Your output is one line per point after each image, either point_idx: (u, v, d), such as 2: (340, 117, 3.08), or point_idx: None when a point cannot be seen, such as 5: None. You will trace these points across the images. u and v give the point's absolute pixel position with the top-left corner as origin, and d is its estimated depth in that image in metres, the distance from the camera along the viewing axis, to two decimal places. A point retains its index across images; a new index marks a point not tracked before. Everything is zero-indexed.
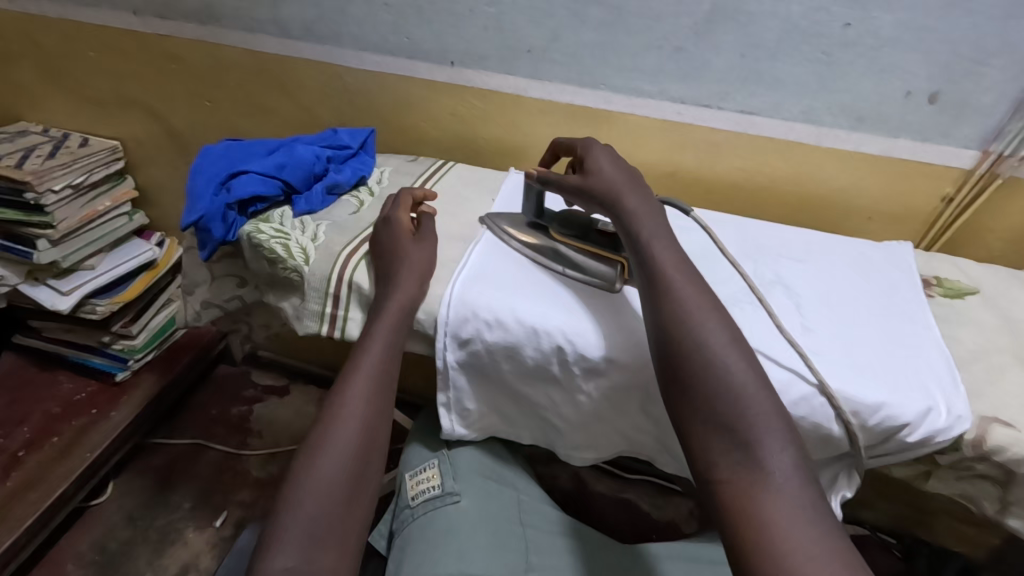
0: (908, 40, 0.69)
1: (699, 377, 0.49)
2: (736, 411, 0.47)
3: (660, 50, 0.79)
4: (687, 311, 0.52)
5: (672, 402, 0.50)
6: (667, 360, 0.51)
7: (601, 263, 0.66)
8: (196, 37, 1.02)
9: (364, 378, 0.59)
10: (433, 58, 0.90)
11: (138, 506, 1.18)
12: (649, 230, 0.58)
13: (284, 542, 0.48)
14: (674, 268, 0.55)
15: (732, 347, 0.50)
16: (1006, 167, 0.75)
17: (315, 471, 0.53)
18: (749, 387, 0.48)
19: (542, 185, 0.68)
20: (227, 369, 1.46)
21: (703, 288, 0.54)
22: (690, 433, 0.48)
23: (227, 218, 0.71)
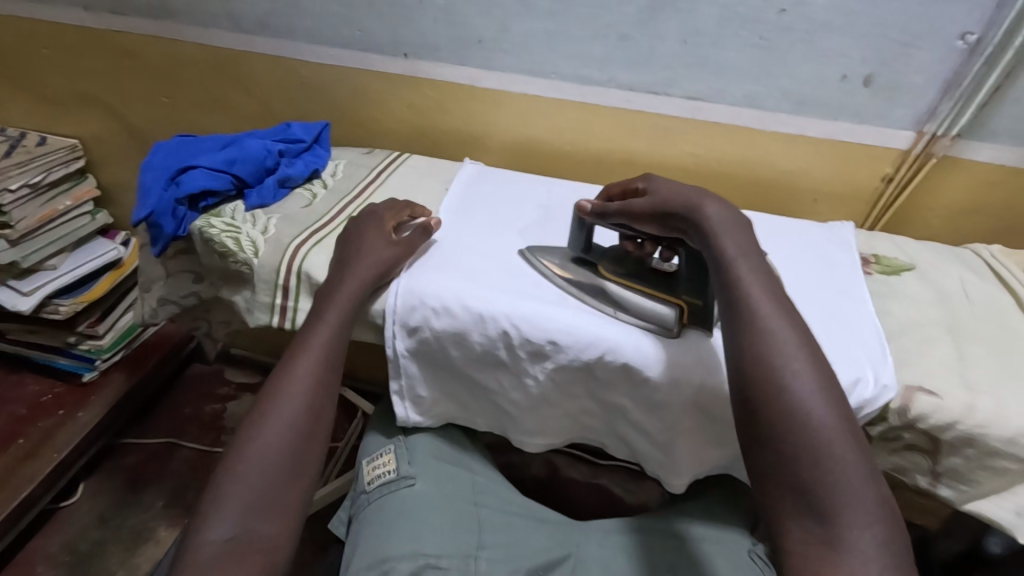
0: (841, 24, 0.71)
1: (778, 424, 0.46)
2: (814, 471, 0.44)
3: (606, 38, 0.80)
4: (773, 352, 0.49)
5: (746, 445, 0.48)
6: (744, 397, 0.49)
7: (657, 305, 0.62)
8: (150, 33, 1.02)
9: (310, 357, 0.60)
10: (387, 50, 0.91)
11: (109, 507, 1.18)
12: (736, 247, 0.55)
13: (222, 511, 0.50)
14: (761, 300, 0.52)
15: (822, 394, 0.47)
16: (939, 147, 0.77)
17: (257, 444, 0.54)
18: (836, 441, 0.45)
19: (601, 217, 0.65)
20: (200, 367, 1.46)
21: (795, 324, 0.51)
22: (762, 482, 0.47)
23: (177, 213, 0.71)
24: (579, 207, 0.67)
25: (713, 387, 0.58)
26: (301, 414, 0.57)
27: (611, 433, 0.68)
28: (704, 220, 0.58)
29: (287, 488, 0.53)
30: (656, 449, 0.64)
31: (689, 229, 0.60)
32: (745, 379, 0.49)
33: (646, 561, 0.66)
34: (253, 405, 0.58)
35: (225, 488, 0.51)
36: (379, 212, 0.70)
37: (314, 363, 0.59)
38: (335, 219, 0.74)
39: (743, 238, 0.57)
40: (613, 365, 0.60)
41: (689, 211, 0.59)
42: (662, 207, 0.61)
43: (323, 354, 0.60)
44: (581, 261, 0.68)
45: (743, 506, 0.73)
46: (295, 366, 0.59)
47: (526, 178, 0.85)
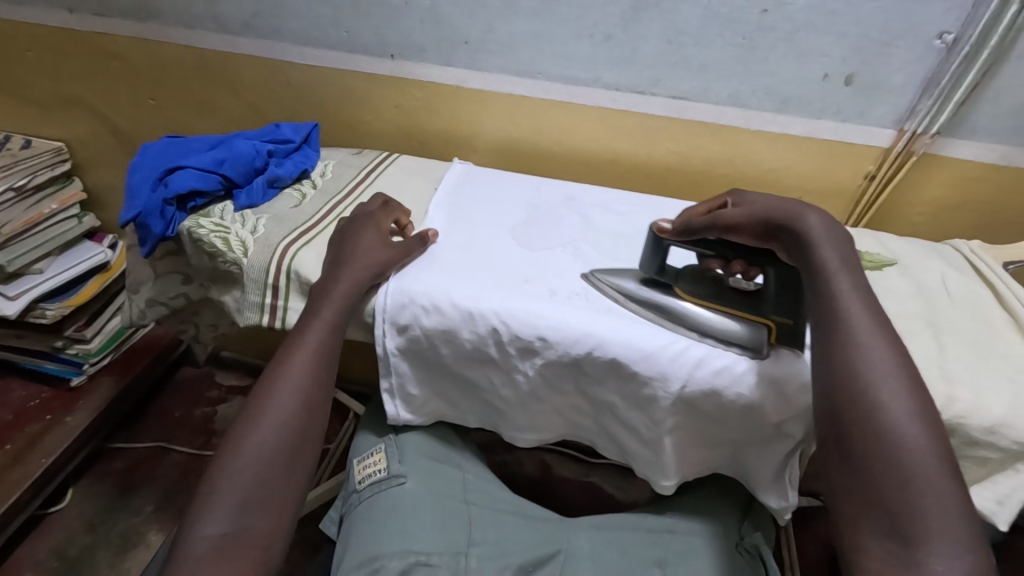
0: (821, 24, 0.72)
1: (866, 439, 0.45)
2: (901, 491, 0.43)
3: (591, 38, 0.81)
4: (867, 368, 0.48)
5: (828, 460, 0.48)
6: (830, 409, 0.48)
7: (744, 326, 0.61)
8: (135, 35, 1.02)
9: (305, 354, 0.60)
10: (374, 51, 0.91)
11: (98, 511, 1.17)
12: (837, 260, 0.54)
13: (214, 507, 0.50)
14: (859, 317, 0.51)
15: (918, 416, 0.45)
16: (920, 144, 0.79)
17: (250, 441, 0.54)
18: (928, 463, 0.43)
19: (687, 232, 0.65)
20: (190, 371, 1.45)
21: (893, 343, 0.50)
22: (840, 497, 0.46)
23: (166, 214, 0.71)
24: (660, 227, 0.66)
25: (699, 381, 0.59)
26: (295, 411, 0.57)
27: (600, 429, 0.68)
28: (804, 233, 0.57)
29: (281, 484, 0.53)
30: (645, 445, 0.65)
31: (785, 241, 0.59)
32: (833, 393, 0.48)
33: (636, 555, 0.67)
34: (247, 402, 0.58)
35: (217, 484, 0.51)
36: (375, 211, 0.71)
37: (307, 360, 0.60)
38: (325, 219, 0.74)
39: (846, 252, 0.56)
40: (602, 361, 0.61)
41: (787, 223, 0.58)
42: (756, 221, 0.61)
43: (317, 351, 0.60)
44: (653, 282, 0.66)
45: (731, 500, 0.74)
46: (289, 363, 0.59)
47: (514, 178, 0.85)
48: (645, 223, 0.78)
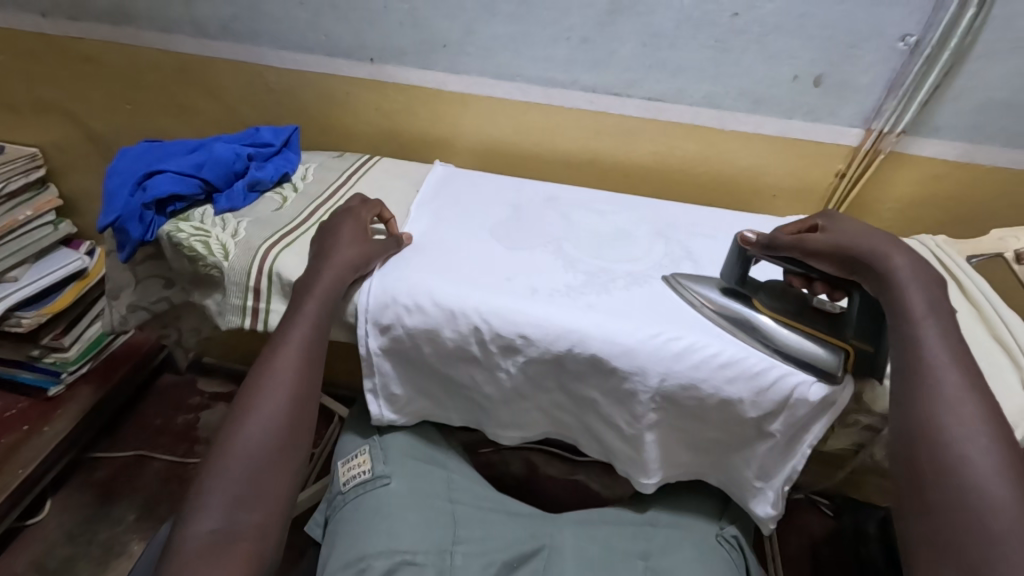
0: (790, 27, 0.75)
1: (945, 494, 0.47)
2: (979, 543, 0.44)
3: (568, 41, 0.82)
4: (949, 419, 0.49)
5: (906, 508, 0.49)
6: (908, 459, 0.50)
7: (821, 347, 0.60)
8: (111, 39, 1.01)
9: (290, 352, 0.60)
10: (354, 55, 0.92)
11: (78, 522, 1.15)
12: (924, 309, 0.55)
13: (209, 504, 0.51)
14: (943, 368, 0.52)
15: (1006, 477, 0.46)
16: (887, 142, 0.81)
17: (240, 438, 0.55)
18: (1012, 522, 0.44)
19: (770, 250, 0.64)
20: (171, 378, 1.43)
21: (980, 398, 0.50)
22: (915, 542, 0.48)
23: (145, 218, 0.71)
24: (744, 237, 0.66)
25: (677, 375, 0.60)
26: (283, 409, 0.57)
27: (583, 427, 0.70)
28: (892, 274, 0.57)
29: (273, 480, 0.54)
30: (626, 441, 0.66)
31: (868, 281, 0.59)
32: (913, 443, 0.50)
33: (619, 548, 0.68)
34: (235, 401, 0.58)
35: (212, 481, 0.52)
36: (355, 208, 0.72)
37: (293, 359, 0.60)
38: (306, 222, 0.74)
39: (933, 299, 0.56)
40: (582, 357, 0.62)
41: (875, 261, 0.58)
42: (843, 251, 0.60)
43: (303, 348, 0.60)
44: (732, 292, 0.66)
45: (709, 494, 0.76)
46: (276, 363, 0.59)
47: (495, 179, 0.86)
48: (624, 222, 0.79)
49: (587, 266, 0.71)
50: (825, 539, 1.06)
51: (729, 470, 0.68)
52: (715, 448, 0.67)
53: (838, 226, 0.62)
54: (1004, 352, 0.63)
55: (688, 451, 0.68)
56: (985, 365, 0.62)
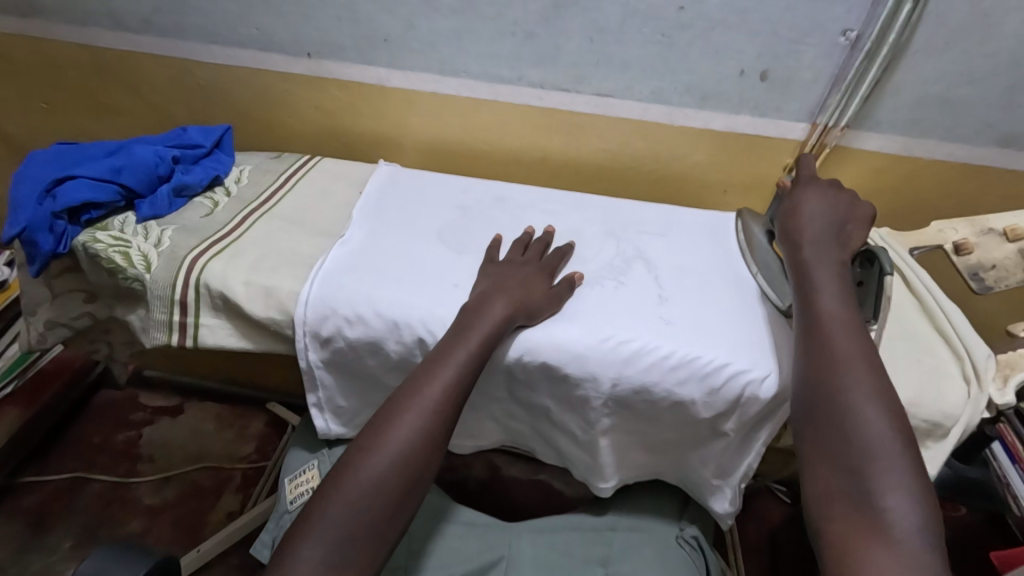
0: (734, 22, 0.74)
1: (837, 420, 0.51)
2: (867, 458, 0.48)
3: (514, 36, 0.80)
4: (839, 359, 0.54)
5: (804, 440, 0.52)
6: (803, 393, 0.54)
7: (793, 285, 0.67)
8: (21, 33, 0.93)
9: (439, 381, 0.54)
10: (290, 49, 0.87)
11: (8, 553, 1.07)
12: (821, 276, 0.60)
13: (322, 531, 0.47)
14: (836, 322, 0.56)
15: (882, 404, 0.51)
16: (831, 137, 0.82)
17: (362, 469, 0.50)
18: (884, 435, 0.49)
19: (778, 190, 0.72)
20: (109, 394, 1.34)
21: (867, 346, 0.55)
22: (810, 461, 0.51)
23: (55, 228, 0.65)
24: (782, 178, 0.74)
25: (629, 379, 0.59)
26: (420, 445, 0.52)
27: (539, 436, 0.68)
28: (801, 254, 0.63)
29: (379, 527, 0.49)
30: (583, 448, 0.65)
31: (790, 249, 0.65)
32: (812, 385, 0.53)
33: (579, 556, 0.67)
34: (375, 414, 0.54)
35: (327, 508, 0.48)
36: (533, 262, 0.67)
37: (439, 394, 0.53)
38: (239, 227, 0.69)
39: (836, 270, 0.60)
40: (533, 365, 0.60)
41: (797, 240, 0.64)
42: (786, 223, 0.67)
43: (454, 380, 0.54)
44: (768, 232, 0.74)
45: (669, 493, 0.75)
46: (421, 394, 0.53)
47: (442, 177, 0.83)
48: (575, 221, 0.77)
49: None
50: (784, 526, 1.08)
51: (686, 469, 0.68)
52: (670, 448, 0.66)
53: (797, 198, 0.68)
54: (946, 344, 0.64)
55: (645, 451, 0.67)
56: (928, 355, 0.63)
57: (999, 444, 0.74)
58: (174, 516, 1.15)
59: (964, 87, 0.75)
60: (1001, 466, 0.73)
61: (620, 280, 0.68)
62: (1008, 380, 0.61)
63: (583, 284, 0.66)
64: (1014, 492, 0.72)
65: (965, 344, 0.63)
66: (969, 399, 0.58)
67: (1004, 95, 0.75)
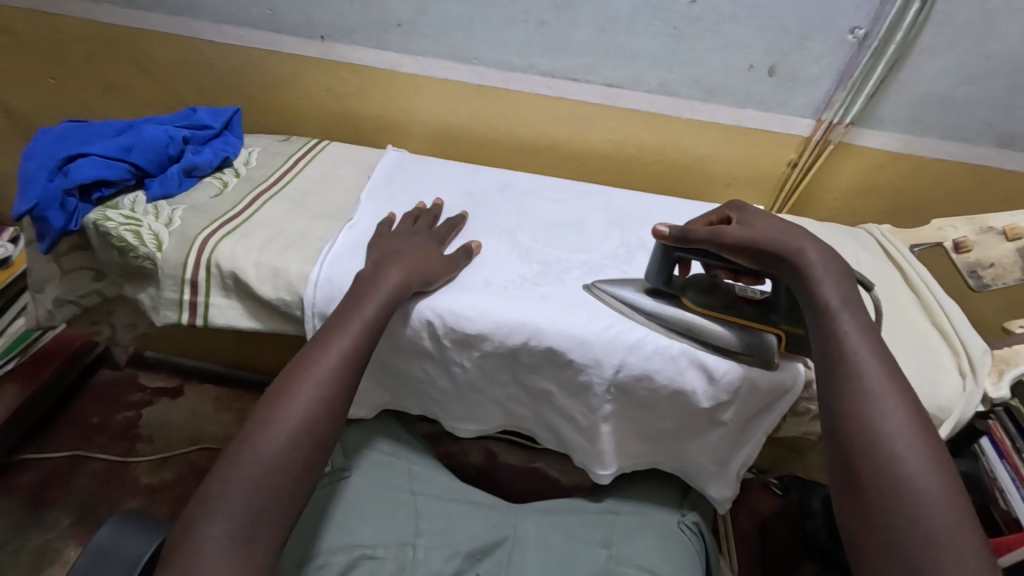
0: (743, 16, 0.74)
1: (887, 496, 0.43)
2: (929, 548, 0.40)
3: (526, 23, 0.80)
4: (879, 415, 0.46)
5: (849, 521, 0.44)
6: (845, 461, 0.46)
7: (748, 335, 0.59)
8: (31, 9, 0.93)
9: (334, 350, 0.54)
10: (302, 32, 0.87)
11: (6, 529, 1.08)
12: (839, 299, 0.52)
13: (222, 508, 0.44)
14: (866, 362, 0.49)
15: (936, 472, 0.43)
16: (835, 133, 0.83)
17: (260, 444, 0.48)
18: (944, 515, 0.41)
19: (685, 242, 0.59)
20: (109, 374, 1.35)
21: (908, 398, 0.47)
22: (865, 549, 0.43)
23: (67, 205, 0.65)
24: (657, 232, 0.60)
25: (632, 366, 0.60)
26: (314, 417, 0.50)
27: (540, 420, 0.69)
28: (805, 268, 0.54)
29: (289, 497, 0.47)
30: (582, 433, 0.66)
31: (785, 271, 0.55)
32: (846, 442, 0.46)
33: (584, 535, 0.68)
34: (265, 398, 0.51)
35: (226, 485, 0.45)
36: (423, 232, 0.68)
37: (336, 364, 0.53)
38: (248, 208, 0.70)
39: (848, 291, 0.53)
40: (537, 350, 0.61)
41: (787, 253, 0.54)
42: (757, 243, 0.56)
43: (351, 351, 0.54)
44: (656, 293, 0.63)
45: (672, 481, 0.77)
46: (318, 361, 0.53)
47: (447, 164, 0.84)
48: (580, 209, 0.78)
49: (543, 257, 0.70)
50: (774, 516, 1.10)
51: (683, 459, 0.68)
52: (670, 437, 0.67)
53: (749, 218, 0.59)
54: (941, 338, 0.66)
55: (643, 442, 0.68)
56: (922, 350, 0.64)
57: (988, 439, 0.68)
58: (173, 495, 1.16)
59: (967, 87, 0.76)
60: (988, 461, 0.68)
61: (623, 269, 0.69)
62: (1002, 375, 0.63)
63: (480, 253, 0.69)
64: (1000, 486, 0.66)
65: (962, 339, 0.64)
66: (964, 393, 0.60)
67: (1008, 96, 0.76)
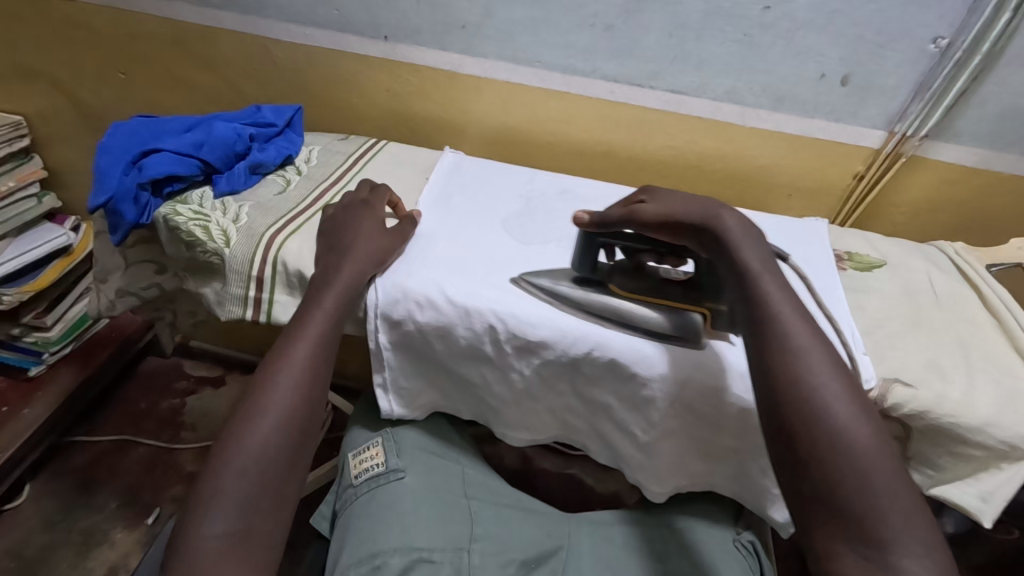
0: (820, 23, 0.72)
1: (821, 446, 0.44)
2: (862, 488, 0.42)
3: (592, 28, 0.79)
4: (807, 367, 0.47)
5: (785, 473, 0.46)
6: (776, 416, 0.47)
7: (673, 316, 0.61)
8: (105, 5, 0.95)
9: (307, 339, 0.56)
10: (366, 32, 0.88)
11: (58, 508, 1.11)
12: (757, 260, 0.53)
13: (220, 505, 0.47)
14: (789, 318, 0.50)
15: (862, 416, 0.45)
16: (909, 146, 0.80)
17: (246, 439, 0.50)
18: (877, 457, 0.43)
19: (606, 226, 0.63)
20: (156, 362, 1.38)
21: (828, 348, 0.49)
22: (803, 498, 0.44)
23: (140, 200, 0.67)
24: (578, 218, 0.64)
25: (697, 382, 0.58)
26: (296, 407, 0.53)
27: (594, 433, 0.67)
28: (724, 234, 0.56)
29: (280, 485, 0.50)
30: (639, 446, 0.64)
31: (706, 239, 0.57)
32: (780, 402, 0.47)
33: (636, 549, 0.66)
34: (243, 397, 0.53)
35: (220, 482, 0.48)
36: (368, 198, 0.69)
37: (308, 354, 0.56)
38: (312, 206, 0.71)
39: (765, 252, 0.55)
40: (600, 361, 0.60)
41: (707, 222, 0.57)
42: (674, 219, 0.58)
43: (320, 339, 0.57)
44: (585, 282, 0.64)
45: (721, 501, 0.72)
46: (290, 353, 0.55)
47: (505, 168, 0.83)
48: None
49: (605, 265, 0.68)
50: None
51: (741, 482, 0.64)
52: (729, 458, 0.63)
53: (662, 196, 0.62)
54: None
55: (706, 462, 0.64)
56: (1005, 377, 0.60)
57: None
58: None
59: None
60: None
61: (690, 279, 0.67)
62: None
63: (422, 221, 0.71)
64: None
65: None
66: None
67: None
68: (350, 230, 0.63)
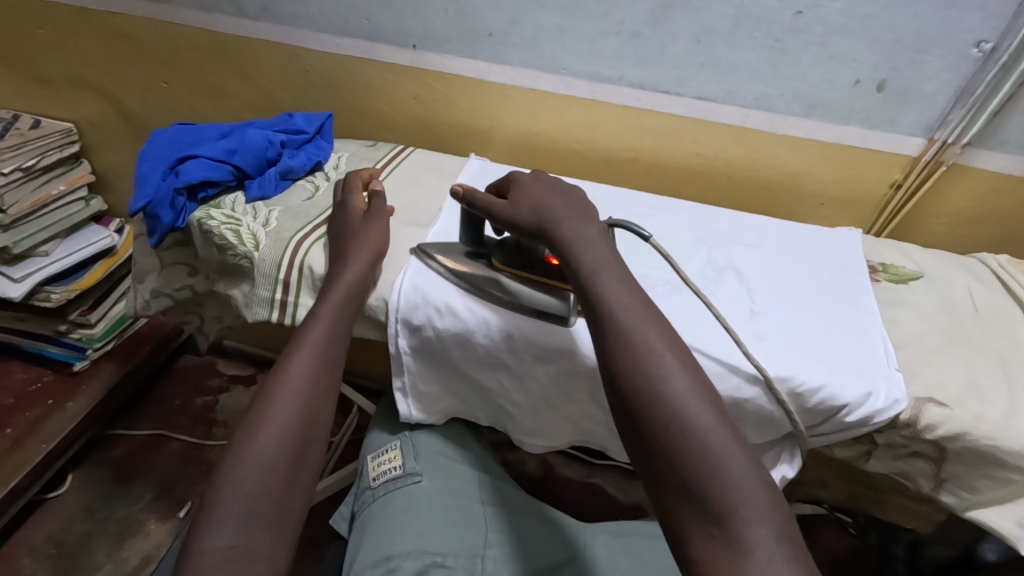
0: (853, 28, 0.71)
1: (665, 435, 0.43)
2: (706, 470, 0.41)
3: (618, 35, 0.79)
4: (647, 358, 0.47)
5: (643, 465, 0.45)
6: (627, 409, 0.46)
7: (548, 294, 0.62)
8: (150, 16, 0.99)
9: (307, 349, 0.58)
10: (395, 40, 0.89)
11: (96, 498, 1.15)
12: (594, 256, 0.53)
13: (222, 515, 0.47)
14: (626, 311, 0.50)
15: (701, 399, 0.45)
16: (950, 154, 0.77)
17: (249, 451, 0.51)
18: (718, 439, 0.43)
19: (469, 205, 0.62)
20: (191, 360, 1.43)
21: (668, 338, 0.49)
22: (660, 487, 0.43)
23: (176, 204, 0.69)
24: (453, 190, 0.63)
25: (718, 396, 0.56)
26: (296, 419, 0.54)
27: (613, 445, 0.66)
28: (561, 234, 0.55)
29: (281, 496, 0.50)
30: None
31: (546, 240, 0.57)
32: (624, 400, 0.46)
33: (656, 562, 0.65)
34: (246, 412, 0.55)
35: (223, 494, 0.49)
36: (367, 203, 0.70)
37: (308, 364, 0.57)
38: None
39: (605, 248, 0.55)
40: None
41: (545, 223, 0.56)
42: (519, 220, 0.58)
43: (319, 349, 0.58)
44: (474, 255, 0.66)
45: None
46: (291, 364, 0.56)
47: None
48: (664, 224, 0.75)
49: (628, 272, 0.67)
50: None
51: None
52: None
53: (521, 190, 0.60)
54: None
55: None
56: None
57: None
58: None
59: None
60: None
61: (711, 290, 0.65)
62: None
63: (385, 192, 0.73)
64: None
65: None
66: None
67: None
68: (367, 235, 0.65)
